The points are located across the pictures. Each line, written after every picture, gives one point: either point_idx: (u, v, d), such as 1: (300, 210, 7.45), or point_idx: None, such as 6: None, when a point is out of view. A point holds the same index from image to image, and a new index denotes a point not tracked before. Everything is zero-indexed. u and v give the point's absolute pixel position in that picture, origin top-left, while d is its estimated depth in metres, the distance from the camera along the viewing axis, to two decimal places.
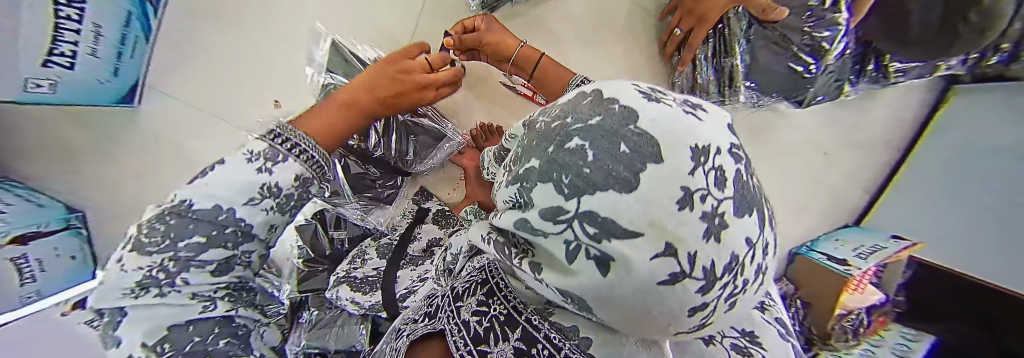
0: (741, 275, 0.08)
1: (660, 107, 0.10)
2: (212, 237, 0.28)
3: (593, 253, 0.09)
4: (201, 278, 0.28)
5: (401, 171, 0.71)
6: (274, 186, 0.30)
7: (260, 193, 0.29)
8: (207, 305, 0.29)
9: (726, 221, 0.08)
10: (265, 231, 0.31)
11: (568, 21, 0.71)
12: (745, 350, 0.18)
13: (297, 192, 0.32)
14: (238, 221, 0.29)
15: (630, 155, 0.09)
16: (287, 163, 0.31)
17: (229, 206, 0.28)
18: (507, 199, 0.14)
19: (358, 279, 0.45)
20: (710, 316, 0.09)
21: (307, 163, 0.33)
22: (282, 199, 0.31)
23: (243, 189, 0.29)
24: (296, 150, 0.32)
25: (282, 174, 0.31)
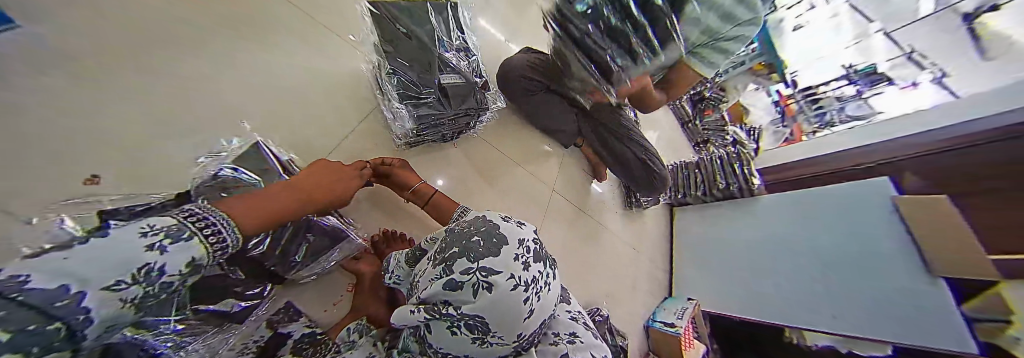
0: (535, 283, 0.26)
1: (507, 224, 0.27)
2: (22, 338, 0.16)
3: (487, 285, 0.23)
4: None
5: (273, 278, 0.59)
6: (156, 269, 0.23)
7: (134, 276, 0.22)
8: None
9: (528, 264, 0.26)
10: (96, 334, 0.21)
11: (469, 155, 1.00)
12: (574, 340, 0.32)
13: (174, 283, 0.25)
14: (80, 312, 0.19)
15: (495, 243, 0.25)
16: (188, 244, 0.26)
17: (81, 289, 0.19)
18: (434, 278, 0.25)
19: None
20: (531, 303, 0.25)
21: (208, 248, 0.29)
22: (151, 289, 0.23)
23: (119, 266, 0.21)
24: (207, 230, 0.29)
25: (173, 257, 0.25)
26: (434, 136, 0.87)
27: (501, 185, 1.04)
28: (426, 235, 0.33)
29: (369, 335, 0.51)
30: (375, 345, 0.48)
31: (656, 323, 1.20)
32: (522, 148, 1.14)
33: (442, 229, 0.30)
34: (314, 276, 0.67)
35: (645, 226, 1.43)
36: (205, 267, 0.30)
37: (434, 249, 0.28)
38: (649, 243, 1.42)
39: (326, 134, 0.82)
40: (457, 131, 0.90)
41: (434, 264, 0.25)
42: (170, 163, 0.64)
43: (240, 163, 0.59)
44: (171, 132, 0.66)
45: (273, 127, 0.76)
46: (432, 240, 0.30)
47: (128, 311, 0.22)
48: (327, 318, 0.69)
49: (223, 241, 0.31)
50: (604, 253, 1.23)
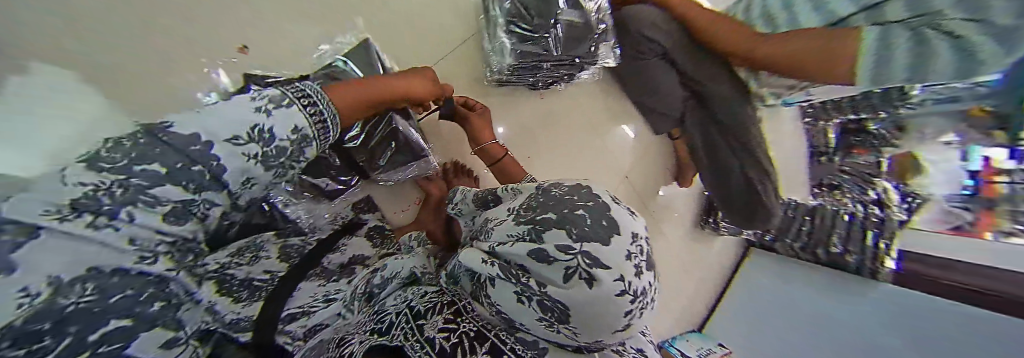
0: (644, 297, 0.18)
1: (620, 207, 0.20)
2: (176, 172, 0.21)
3: (584, 275, 0.16)
4: (148, 220, 0.20)
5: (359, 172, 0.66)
6: (264, 131, 0.25)
7: (248, 134, 0.24)
8: (144, 259, 0.21)
9: (642, 269, 0.18)
10: (240, 185, 0.25)
11: (547, 115, 0.96)
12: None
13: (291, 147, 0.27)
14: (213, 159, 0.23)
15: (606, 224, 0.18)
16: (291, 111, 0.27)
17: (209, 139, 0.22)
18: (517, 236, 0.21)
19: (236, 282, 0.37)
20: (630, 320, 0.17)
21: (312, 124, 0.29)
22: (270, 150, 0.26)
23: (234, 122, 0.24)
24: (306, 102, 0.29)
25: (280, 121, 0.26)
26: (526, 81, 0.81)
27: (568, 154, 0.99)
28: (508, 185, 0.30)
29: (425, 248, 0.55)
30: (427, 257, 0.51)
31: (671, 348, 1.09)
32: (603, 124, 1.03)
33: (533, 186, 0.26)
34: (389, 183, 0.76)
35: (706, 254, 1.25)
36: (319, 141, 0.31)
37: (520, 205, 0.24)
38: (702, 272, 1.25)
39: (425, 49, 0.82)
40: (551, 82, 0.84)
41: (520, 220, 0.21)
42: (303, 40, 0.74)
43: (350, 58, 0.66)
44: (308, 10, 0.74)
45: (382, 28, 0.78)
46: (519, 194, 0.26)
47: (260, 168, 0.26)
48: (397, 219, 0.79)
49: (322, 117, 0.30)
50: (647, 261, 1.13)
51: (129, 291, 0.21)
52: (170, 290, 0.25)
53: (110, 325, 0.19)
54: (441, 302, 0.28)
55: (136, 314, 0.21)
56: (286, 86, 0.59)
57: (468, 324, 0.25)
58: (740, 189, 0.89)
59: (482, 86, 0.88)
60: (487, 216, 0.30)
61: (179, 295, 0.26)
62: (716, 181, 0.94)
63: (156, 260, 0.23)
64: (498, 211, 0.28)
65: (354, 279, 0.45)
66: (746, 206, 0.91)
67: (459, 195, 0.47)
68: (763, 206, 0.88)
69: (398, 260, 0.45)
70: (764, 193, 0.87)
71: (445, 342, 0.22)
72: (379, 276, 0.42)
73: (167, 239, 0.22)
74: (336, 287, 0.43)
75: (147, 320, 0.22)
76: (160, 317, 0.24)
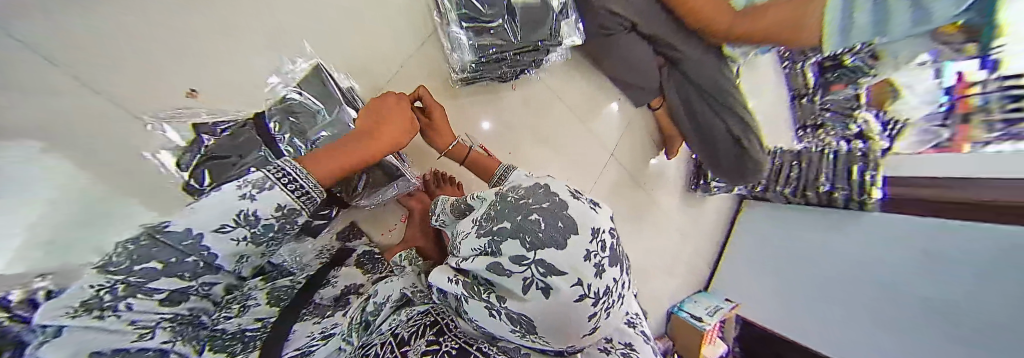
0: (611, 296, 0.16)
1: (577, 201, 0.19)
2: (173, 265, 0.22)
3: (540, 285, 0.15)
4: (147, 307, 0.22)
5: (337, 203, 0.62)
6: (252, 215, 0.22)
7: (236, 221, 0.21)
8: (145, 336, 0.21)
9: (604, 267, 0.17)
10: (233, 262, 0.25)
11: (523, 105, 0.93)
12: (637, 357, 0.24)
13: (279, 223, 0.24)
14: (204, 250, 0.22)
15: (562, 226, 0.17)
16: (274, 193, 0.22)
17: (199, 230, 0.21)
18: (478, 249, 0.20)
19: (227, 335, 0.34)
20: (598, 323, 0.16)
21: (298, 200, 0.24)
22: (258, 229, 0.23)
23: (220, 212, 0.21)
24: (288, 181, 0.23)
25: (265, 203, 0.22)
26: (492, 75, 0.79)
27: (550, 141, 0.96)
28: (475, 194, 0.29)
29: (416, 266, 0.54)
30: (419, 276, 0.50)
31: (681, 312, 1.13)
32: (581, 104, 1.00)
33: (494, 192, 0.25)
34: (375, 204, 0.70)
35: (701, 215, 1.27)
36: (310, 207, 0.26)
37: (482, 216, 0.23)
38: (700, 232, 1.27)
39: (384, 58, 0.79)
40: (519, 71, 0.81)
41: (479, 233, 0.20)
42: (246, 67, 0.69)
43: (303, 87, 0.62)
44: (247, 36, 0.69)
45: (332, 43, 0.73)
46: (481, 203, 0.26)
47: (249, 247, 0.24)
48: (385, 240, 0.78)
49: (309, 188, 0.25)
50: (645, 231, 1.14)
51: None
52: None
53: None
54: (425, 324, 0.29)
55: None
56: (242, 130, 0.55)
57: (449, 341, 0.25)
58: (728, 144, 0.89)
59: (450, 88, 0.85)
60: (458, 230, 0.29)
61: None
62: (699, 137, 0.93)
63: (161, 336, 0.23)
64: (466, 223, 0.27)
65: (348, 310, 0.44)
66: (737, 162, 0.91)
67: (440, 207, 0.46)
68: (751, 157, 0.89)
69: (388, 285, 0.44)
70: (751, 146, 0.88)
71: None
72: (371, 303, 0.41)
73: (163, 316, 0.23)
74: (331, 321, 0.42)
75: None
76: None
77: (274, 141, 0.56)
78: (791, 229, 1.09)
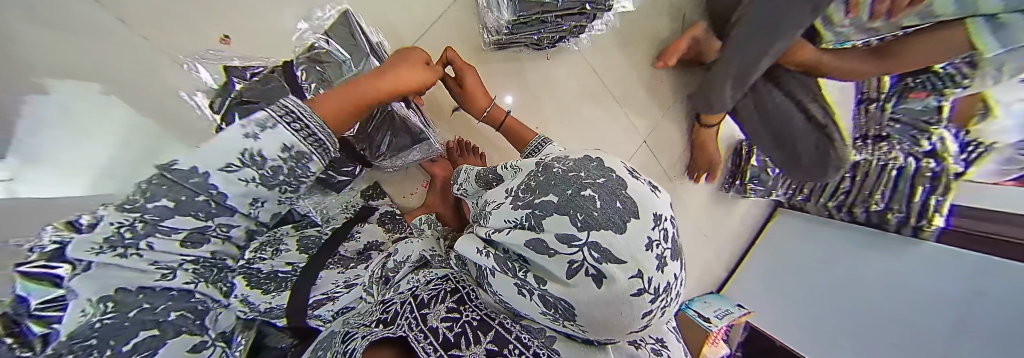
0: (668, 294, 0.14)
1: (637, 182, 0.17)
2: (183, 204, 0.20)
3: (591, 271, 0.13)
4: (168, 247, 0.22)
5: (361, 162, 0.62)
6: (258, 155, 0.21)
7: (240, 160, 0.20)
8: (166, 276, 0.23)
9: (666, 260, 0.14)
10: (247, 207, 0.23)
11: (555, 79, 0.87)
12: (661, 354, 0.23)
13: (287, 167, 0.23)
14: (211, 189, 0.20)
15: (621, 207, 0.14)
16: (278, 132, 0.21)
17: (205, 170, 0.20)
18: (513, 222, 0.18)
19: (261, 274, 0.37)
20: (649, 321, 0.15)
21: (307, 145, 0.23)
22: (267, 172, 0.22)
23: (224, 150, 0.20)
24: (294, 122, 0.23)
25: (270, 143, 0.21)
26: (529, 40, 0.73)
27: (577, 121, 0.91)
28: (508, 163, 0.27)
29: (435, 230, 0.55)
30: (436, 240, 0.50)
31: (688, 310, 1.10)
32: (617, 84, 0.93)
33: (533, 163, 0.22)
34: (396, 167, 0.71)
35: (728, 218, 1.19)
36: (321, 155, 0.25)
37: (517, 187, 0.21)
38: (723, 236, 1.20)
39: (416, 14, 0.75)
40: (557, 38, 0.75)
41: (518, 205, 0.18)
42: (281, 12, 0.68)
43: (331, 36, 0.61)
44: None
45: None
46: (516, 174, 0.23)
47: (262, 189, 0.23)
48: (406, 203, 0.79)
49: (315, 130, 0.24)
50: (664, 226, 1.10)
51: (147, 304, 0.22)
52: (199, 299, 0.26)
53: (137, 337, 0.21)
54: (446, 290, 0.29)
55: (160, 325, 0.23)
56: (272, 77, 0.55)
57: (471, 312, 0.25)
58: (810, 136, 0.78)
59: (480, 51, 0.80)
60: (486, 199, 0.27)
61: (206, 302, 0.27)
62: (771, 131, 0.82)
63: (181, 278, 0.24)
64: (497, 192, 0.25)
65: (369, 264, 0.45)
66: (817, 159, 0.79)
67: (464, 175, 0.45)
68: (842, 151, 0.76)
69: (408, 245, 0.44)
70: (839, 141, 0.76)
71: (447, 332, 0.23)
72: (391, 261, 0.42)
73: (187, 258, 0.23)
74: (354, 272, 0.44)
75: (170, 329, 0.24)
76: (186, 323, 0.25)
77: (300, 90, 0.56)
78: (828, 245, 1.00)
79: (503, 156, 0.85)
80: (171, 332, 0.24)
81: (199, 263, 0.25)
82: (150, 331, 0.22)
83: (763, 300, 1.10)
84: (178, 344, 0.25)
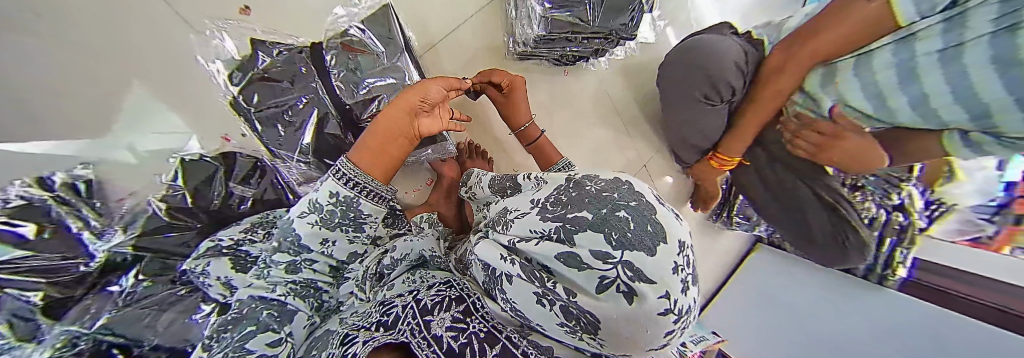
0: (687, 317, 0.15)
1: (663, 208, 0.18)
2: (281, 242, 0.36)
3: (623, 288, 0.14)
4: (278, 273, 0.36)
5: None
6: (316, 202, 0.35)
7: (307, 207, 0.35)
8: (269, 289, 0.35)
9: (688, 284, 0.15)
10: (317, 245, 0.36)
11: (568, 94, 0.90)
12: None
13: (337, 209, 0.35)
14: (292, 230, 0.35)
15: (652, 231, 0.15)
16: (326, 182, 0.35)
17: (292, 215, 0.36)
18: (542, 233, 0.19)
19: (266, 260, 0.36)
20: (667, 340, 0.15)
21: (348, 189, 0.35)
22: (324, 214, 0.35)
23: (304, 202, 0.35)
24: (349, 184, 0.35)
25: (324, 190, 0.34)
26: (552, 55, 0.75)
27: (583, 137, 0.93)
28: (530, 173, 0.28)
29: (436, 230, 0.55)
30: (437, 241, 0.50)
31: None
32: (626, 106, 0.96)
33: (562, 177, 0.23)
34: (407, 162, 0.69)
35: (714, 246, 1.24)
36: (369, 198, 0.37)
37: (544, 197, 0.22)
38: (707, 263, 1.24)
39: (442, 12, 0.76)
40: (576, 57, 0.77)
41: (549, 217, 0.19)
42: None
43: (367, 27, 0.61)
44: None
45: None
46: (543, 185, 0.24)
47: (324, 229, 0.35)
48: (406, 199, 0.78)
49: (348, 173, 0.35)
50: None
51: (254, 305, 0.32)
52: (287, 308, 0.34)
53: (247, 330, 0.29)
54: (450, 297, 0.29)
55: (254, 321, 0.30)
56: (298, 56, 0.58)
57: (478, 324, 0.26)
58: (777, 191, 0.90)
59: (501, 58, 0.82)
60: (506, 205, 0.28)
61: (295, 311, 0.34)
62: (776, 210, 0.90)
63: (279, 291, 0.35)
64: (518, 201, 0.26)
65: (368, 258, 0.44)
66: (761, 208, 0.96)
67: (473, 181, 0.46)
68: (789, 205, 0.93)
69: (407, 243, 0.44)
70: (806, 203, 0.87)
71: (453, 340, 0.23)
72: (390, 258, 0.41)
73: (287, 279, 0.36)
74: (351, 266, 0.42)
75: (263, 324, 0.31)
76: (270, 323, 0.31)
77: (327, 74, 0.58)
78: None
79: (510, 165, 0.85)
80: (261, 324, 0.30)
81: (296, 284, 0.37)
82: (250, 325, 0.30)
83: (737, 330, 1.14)
84: (260, 334, 0.29)
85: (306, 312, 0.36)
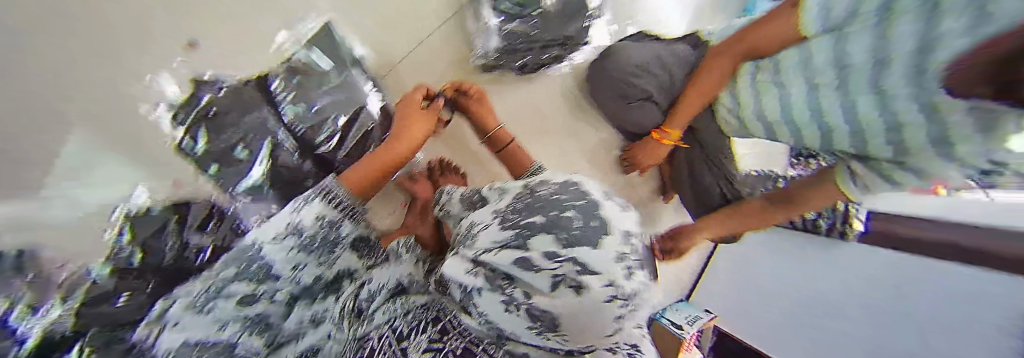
0: (637, 300, 0.17)
1: (608, 203, 0.19)
2: (244, 267, 0.30)
3: (572, 283, 0.15)
4: (227, 305, 0.28)
5: None
6: (296, 226, 0.35)
7: (285, 230, 0.34)
8: (218, 328, 0.26)
9: (634, 270, 0.17)
10: (288, 272, 0.33)
11: (537, 99, 0.93)
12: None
13: (318, 231, 0.37)
14: (260, 257, 0.31)
15: (595, 226, 0.17)
16: (314, 205, 0.37)
17: (254, 241, 0.32)
18: (502, 243, 0.20)
19: (205, 291, 0.28)
20: (622, 324, 0.17)
21: (333, 209, 0.39)
22: (302, 236, 0.35)
23: (274, 225, 0.34)
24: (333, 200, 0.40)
25: (305, 214, 0.36)
26: (511, 65, 0.78)
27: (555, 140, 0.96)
28: (493, 185, 0.29)
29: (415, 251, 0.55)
30: (416, 262, 0.50)
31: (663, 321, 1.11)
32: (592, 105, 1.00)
33: (520, 185, 0.25)
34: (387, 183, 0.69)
35: None
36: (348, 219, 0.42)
37: (504, 208, 0.23)
38: None
39: (402, 34, 0.77)
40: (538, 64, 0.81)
41: (506, 226, 0.20)
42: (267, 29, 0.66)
43: None
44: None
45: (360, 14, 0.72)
46: (503, 195, 0.26)
47: (297, 254, 0.34)
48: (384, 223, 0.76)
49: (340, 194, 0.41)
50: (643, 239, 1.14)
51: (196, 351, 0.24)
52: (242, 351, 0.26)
53: None
54: (427, 319, 0.30)
55: None
56: None
57: (454, 341, 0.26)
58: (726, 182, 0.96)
59: (466, 72, 0.83)
60: (473, 219, 0.28)
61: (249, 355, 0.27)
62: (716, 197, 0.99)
63: (232, 329, 0.27)
64: (482, 214, 0.27)
65: None
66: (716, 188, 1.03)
67: (445, 196, 0.47)
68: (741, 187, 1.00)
69: (384, 269, 0.43)
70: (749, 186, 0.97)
71: None
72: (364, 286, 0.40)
73: (239, 312, 0.28)
74: None
75: None
76: None
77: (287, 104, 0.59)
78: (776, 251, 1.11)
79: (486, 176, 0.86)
80: None
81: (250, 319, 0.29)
82: None
83: (725, 305, 1.18)
84: None
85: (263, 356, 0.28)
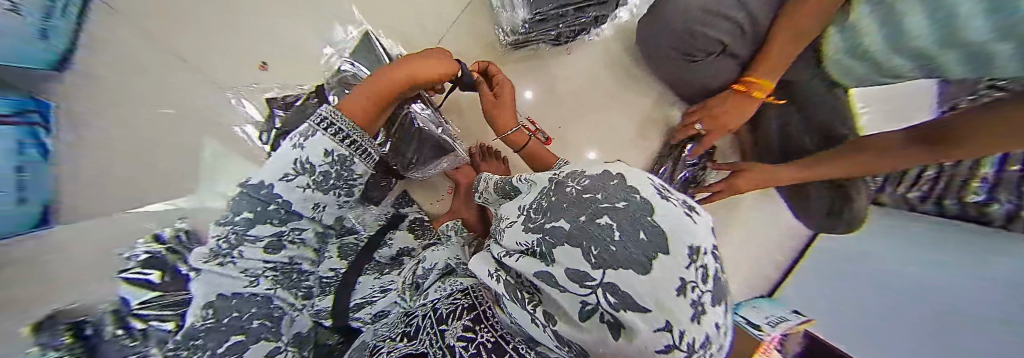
0: (709, 348, 0.12)
1: (671, 204, 0.13)
2: (259, 214, 0.31)
3: (608, 317, 0.12)
4: (255, 254, 0.33)
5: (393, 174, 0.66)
6: (307, 163, 0.30)
7: (294, 169, 0.30)
8: (251, 282, 0.33)
9: (705, 306, 0.11)
10: (309, 211, 0.33)
11: (580, 74, 0.83)
12: None
13: (333, 169, 0.32)
14: (277, 198, 0.30)
15: (645, 240, 0.12)
16: (318, 139, 0.30)
17: (269, 182, 0.29)
18: (523, 246, 0.17)
19: (232, 239, 0.31)
20: None
21: (345, 146, 0.31)
22: (318, 176, 0.31)
23: (284, 163, 0.29)
24: (331, 129, 0.30)
25: (314, 149, 0.30)
26: (546, 36, 0.69)
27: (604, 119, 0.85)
28: (521, 175, 0.25)
29: (462, 236, 0.55)
30: (463, 247, 0.50)
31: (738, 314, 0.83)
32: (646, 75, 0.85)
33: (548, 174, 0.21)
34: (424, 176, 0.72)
35: None
36: (363, 158, 0.34)
37: (529, 200, 0.20)
38: None
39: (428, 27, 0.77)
40: (576, 32, 0.71)
41: (526, 225, 0.17)
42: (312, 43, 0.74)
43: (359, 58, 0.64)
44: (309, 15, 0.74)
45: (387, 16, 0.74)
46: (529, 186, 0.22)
47: (318, 194, 0.32)
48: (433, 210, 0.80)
49: (346, 131, 0.32)
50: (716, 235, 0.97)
51: (238, 310, 0.31)
52: (273, 306, 0.35)
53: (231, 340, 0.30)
54: (464, 305, 0.29)
55: (244, 331, 0.31)
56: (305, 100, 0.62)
57: (487, 333, 0.25)
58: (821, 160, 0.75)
59: (497, 55, 0.79)
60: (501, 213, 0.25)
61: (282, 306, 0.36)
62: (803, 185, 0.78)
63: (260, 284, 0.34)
64: (510, 207, 0.24)
65: (401, 270, 0.47)
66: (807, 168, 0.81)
67: (485, 183, 0.44)
68: None
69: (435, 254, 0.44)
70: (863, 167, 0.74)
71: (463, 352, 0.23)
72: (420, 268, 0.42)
73: (266, 265, 0.34)
74: (389, 278, 0.46)
75: (252, 333, 0.31)
76: (264, 331, 0.33)
77: None
78: None
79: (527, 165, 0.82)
80: (254, 335, 0.31)
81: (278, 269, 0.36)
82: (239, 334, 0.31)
83: None
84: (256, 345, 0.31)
85: (289, 301, 0.37)
